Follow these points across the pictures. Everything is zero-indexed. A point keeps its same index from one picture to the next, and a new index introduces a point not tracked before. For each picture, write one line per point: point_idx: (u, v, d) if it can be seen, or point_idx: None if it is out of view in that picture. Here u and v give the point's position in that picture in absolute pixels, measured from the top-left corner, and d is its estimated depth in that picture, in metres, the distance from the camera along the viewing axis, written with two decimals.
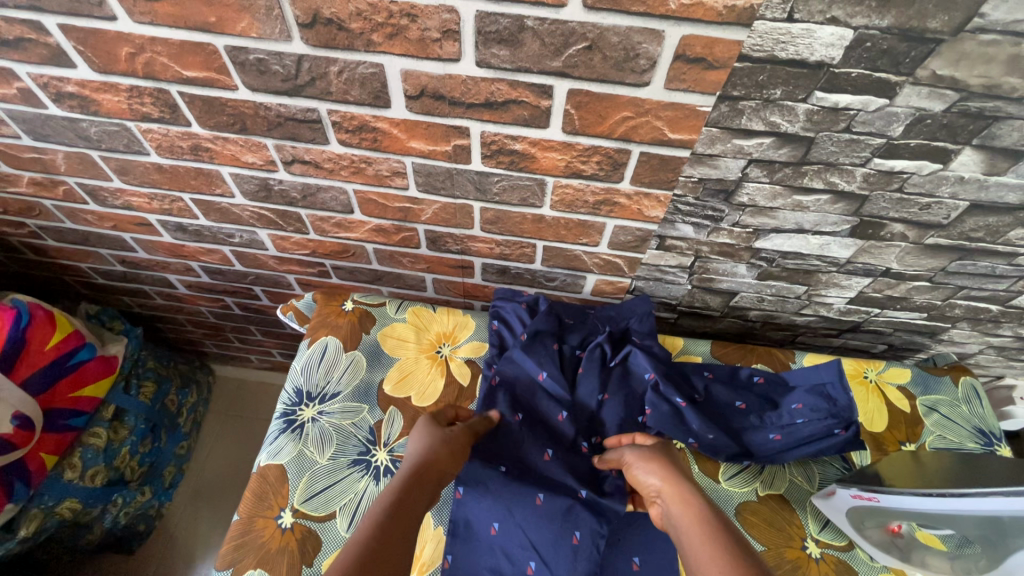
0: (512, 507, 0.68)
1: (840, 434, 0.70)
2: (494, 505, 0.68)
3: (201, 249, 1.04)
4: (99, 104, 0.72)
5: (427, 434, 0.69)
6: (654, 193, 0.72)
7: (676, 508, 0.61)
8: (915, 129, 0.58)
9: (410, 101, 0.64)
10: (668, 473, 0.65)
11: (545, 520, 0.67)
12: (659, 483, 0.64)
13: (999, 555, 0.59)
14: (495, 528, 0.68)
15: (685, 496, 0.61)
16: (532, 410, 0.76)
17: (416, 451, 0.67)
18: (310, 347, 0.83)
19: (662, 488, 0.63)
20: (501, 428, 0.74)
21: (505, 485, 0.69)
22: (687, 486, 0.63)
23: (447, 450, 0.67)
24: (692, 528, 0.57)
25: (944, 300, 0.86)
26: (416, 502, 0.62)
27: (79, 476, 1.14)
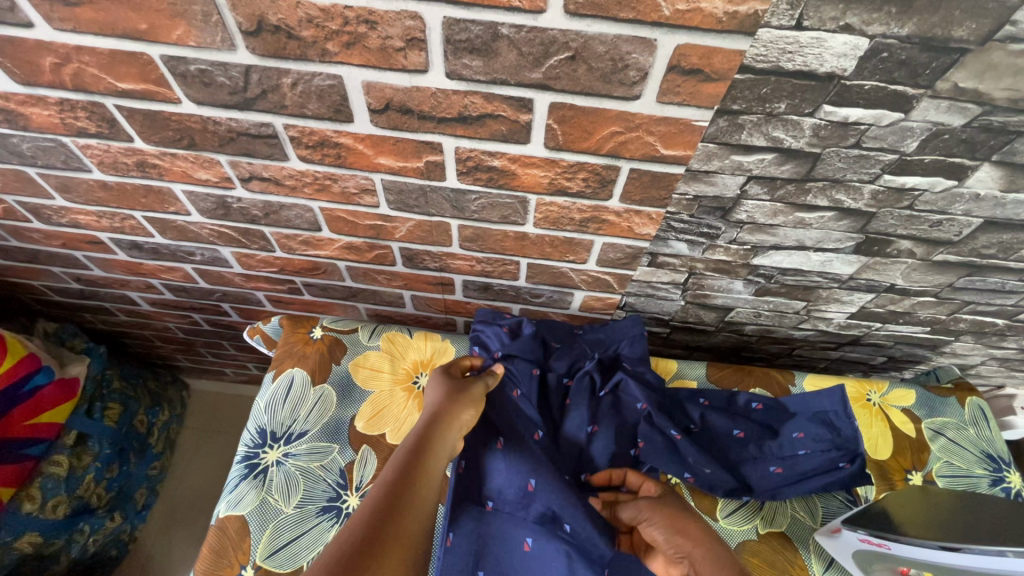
0: (500, 554, 0.63)
1: (845, 468, 0.66)
2: (480, 552, 0.63)
3: (161, 267, 0.97)
4: (28, 119, 0.65)
5: (441, 390, 0.66)
6: (646, 210, 0.67)
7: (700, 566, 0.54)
8: (931, 145, 0.53)
9: (375, 115, 0.58)
10: (690, 529, 0.58)
11: (537, 568, 0.62)
12: (679, 541, 0.57)
13: None
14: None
15: (711, 551, 0.55)
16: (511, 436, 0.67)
17: (430, 404, 0.64)
18: (275, 380, 0.77)
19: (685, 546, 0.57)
20: (479, 462, 0.67)
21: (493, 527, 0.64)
22: (712, 541, 0.56)
23: (463, 398, 0.64)
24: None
25: (949, 315, 0.81)
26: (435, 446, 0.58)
27: (38, 508, 1.07)
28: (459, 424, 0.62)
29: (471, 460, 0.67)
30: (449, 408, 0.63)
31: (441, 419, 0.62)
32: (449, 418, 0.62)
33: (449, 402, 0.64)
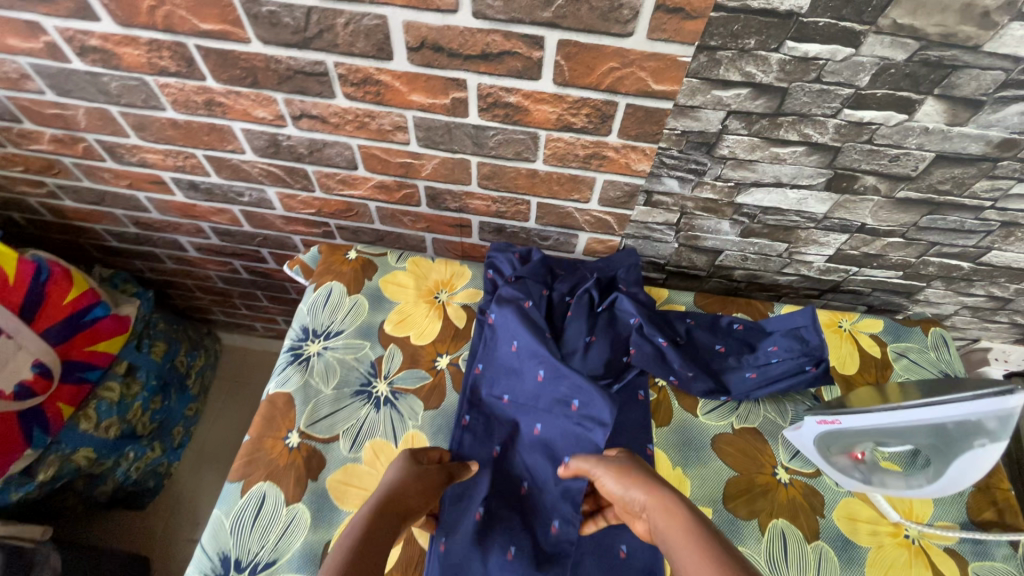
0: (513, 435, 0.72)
1: (811, 371, 0.75)
2: (496, 432, 0.73)
3: (212, 209, 1.09)
4: (120, 58, 0.77)
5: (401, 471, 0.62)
6: (641, 146, 0.77)
7: (661, 521, 0.55)
8: (880, 79, 0.63)
9: (412, 53, 0.69)
10: (644, 481, 0.60)
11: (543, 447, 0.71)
12: (638, 494, 0.59)
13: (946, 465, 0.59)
14: (497, 451, 0.71)
15: (668, 503, 0.56)
16: (522, 333, 0.73)
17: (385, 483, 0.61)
18: (315, 291, 0.83)
19: (642, 500, 0.58)
20: (496, 358, 0.75)
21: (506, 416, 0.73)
22: (667, 492, 0.57)
23: (421, 485, 0.61)
24: (681, 536, 0.52)
25: (918, 258, 0.90)
26: (379, 534, 0.54)
27: (93, 426, 1.20)
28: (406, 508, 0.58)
29: (487, 363, 0.75)
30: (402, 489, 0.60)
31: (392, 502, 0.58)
32: (402, 505, 0.58)
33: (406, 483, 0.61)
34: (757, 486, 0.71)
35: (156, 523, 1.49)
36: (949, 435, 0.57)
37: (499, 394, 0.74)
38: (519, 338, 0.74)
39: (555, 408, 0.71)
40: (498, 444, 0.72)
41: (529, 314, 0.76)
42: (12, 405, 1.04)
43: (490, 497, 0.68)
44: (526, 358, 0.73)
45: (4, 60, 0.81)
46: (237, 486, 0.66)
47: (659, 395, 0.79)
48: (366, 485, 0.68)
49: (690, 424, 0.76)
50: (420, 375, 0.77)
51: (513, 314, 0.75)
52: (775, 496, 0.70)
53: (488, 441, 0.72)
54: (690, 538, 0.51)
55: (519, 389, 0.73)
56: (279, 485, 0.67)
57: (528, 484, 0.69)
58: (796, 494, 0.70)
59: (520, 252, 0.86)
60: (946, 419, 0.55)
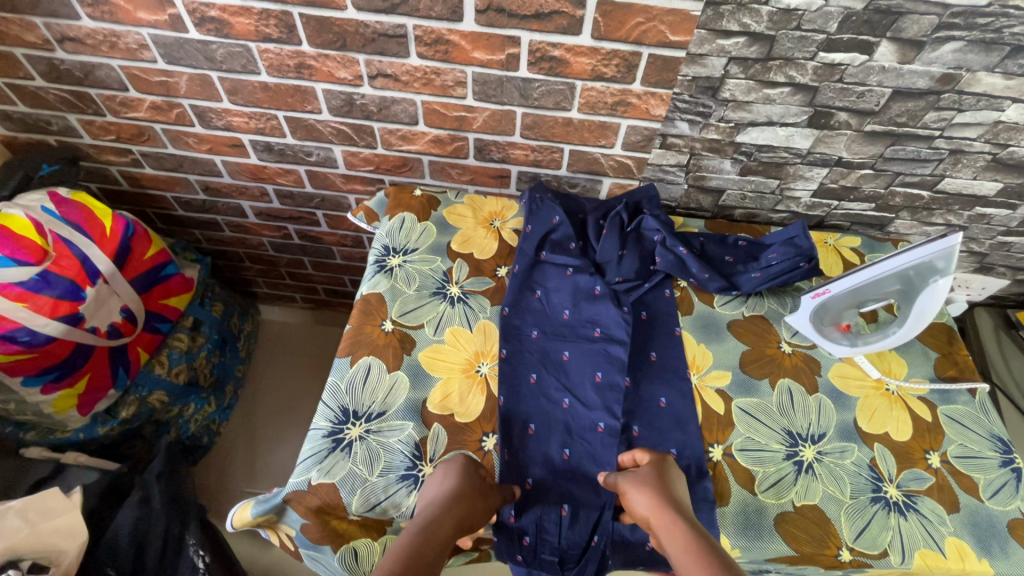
0: (545, 360, 0.83)
1: (805, 267, 0.92)
2: (533, 358, 0.83)
3: (280, 170, 1.25)
4: (232, 27, 0.94)
5: (468, 481, 0.68)
6: (659, 92, 0.95)
7: (668, 541, 0.64)
8: (845, 25, 0.81)
9: (479, 15, 0.87)
10: (659, 500, 0.67)
11: (575, 367, 0.82)
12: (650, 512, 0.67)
13: (911, 302, 0.78)
14: (533, 377, 0.81)
15: (674, 526, 0.64)
16: (548, 285, 0.90)
17: (437, 496, 0.67)
18: (390, 220, 0.99)
19: (652, 516, 0.66)
20: (525, 302, 0.89)
21: (539, 343, 0.84)
22: (676, 515, 0.65)
23: (484, 506, 0.67)
24: (685, 559, 0.61)
25: (886, 189, 1.09)
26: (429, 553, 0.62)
27: (166, 371, 1.33)
28: (457, 523, 0.65)
29: (514, 307, 0.88)
30: (454, 507, 0.66)
31: (444, 522, 0.64)
32: (459, 522, 0.65)
33: (461, 500, 0.66)
34: (765, 356, 0.87)
35: (209, 475, 1.60)
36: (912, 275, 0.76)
37: (528, 330, 0.86)
38: (545, 290, 0.90)
39: (581, 337, 0.85)
40: (535, 370, 0.82)
41: (551, 266, 0.92)
42: (105, 342, 1.17)
43: (532, 414, 0.78)
44: (555, 301, 0.89)
45: (129, 31, 0.97)
46: (346, 360, 0.82)
47: (682, 293, 0.95)
48: (451, 358, 0.83)
49: (709, 313, 0.92)
50: (485, 281, 0.93)
51: (539, 267, 0.92)
52: (780, 362, 0.86)
53: (525, 370, 0.82)
54: (693, 560, 0.60)
55: (546, 322, 0.87)
56: (381, 358, 0.82)
57: (568, 400, 0.80)
58: (797, 361, 0.86)
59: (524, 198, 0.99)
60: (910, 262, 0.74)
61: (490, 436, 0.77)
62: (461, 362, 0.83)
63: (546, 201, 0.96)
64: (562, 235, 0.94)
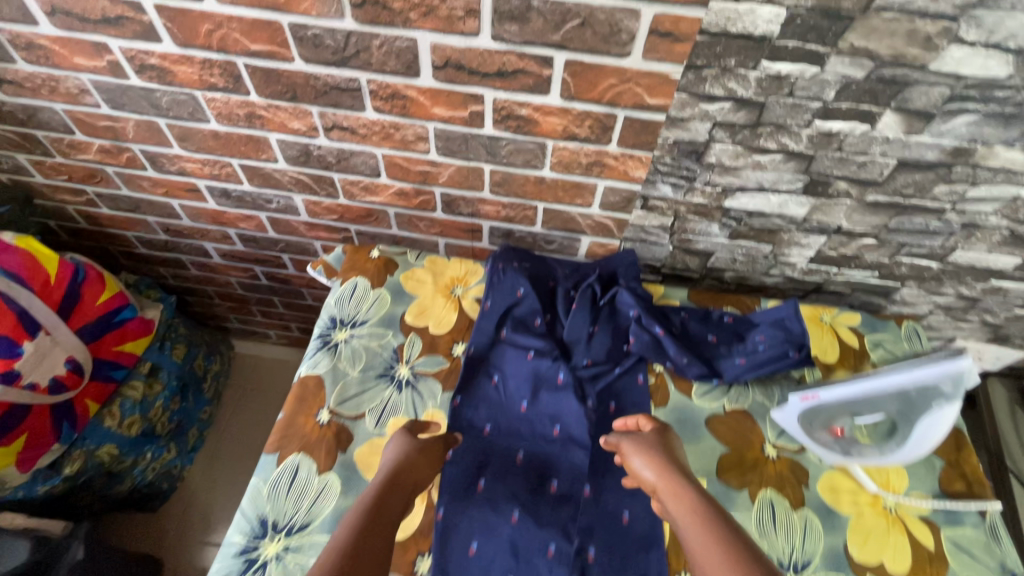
0: (495, 463, 0.74)
1: (794, 356, 0.82)
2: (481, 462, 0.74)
3: (241, 215, 1.18)
4: (175, 75, 0.87)
5: (405, 445, 0.70)
6: (637, 155, 0.86)
7: (672, 502, 0.64)
8: (844, 93, 0.72)
9: (436, 71, 0.78)
10: (661, 463, 0.68)
11: (527, 474, 0.74)
12: (654, 475, 0.68)
13: (914, 419, 0.70)
14: (481, 484, 0.72)
15: (678, 488, 0.64)
16: (506, 369, 0.82)
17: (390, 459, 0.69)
18: (341, 285, 0.91)
19: (656, 480, 0.67)
20: (477, 392, 0.80)
21: (490, 442, 0.76)
22: (678, 478, 0.66)
23: (425, 461, 0.69)
24: (689, 517, 0.61)
25: (890, 258, 0.99)
26: (390, 510, 0.63)
27: (117, 424, 1.25)
28: (411, 484, 0.67)
29: (466, 396, 0.79)
30: (405, 468, 0.67)
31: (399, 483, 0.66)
32: (407, 483, 0.66)
33: (409, 461, 0.68)
34: (747, 462, 0.77)
35: (168, 523, 1.52)
36: (914, 394, 0.67)
37: (481, 424, 0.78)
38: (502, 376, 0.82)
39: (537, 435, 0.77)
40: (483, 476, 0.73)
41: (512, 347, 0.84)
42: (46, 398, 1.10)
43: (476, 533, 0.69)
44: (512, 390, 0.81)
45: (68, 76, 0.90)
46: (273, 457, 0.73)
47: (657, 379, 0.85)
48: None
49: (686, 405, 0.83)
50: (438, 360, 0.84)
51: (498, 348, 0.84)
52: (764, 470, 0.76)
53: (472, 475, 0.73)
54: (695, 522, 0.60)
55: (502, 415, 0.79)
56: (312, 456, 0.73)
57: (517, 515, 0.70)
58: (783, 468, 0.77)
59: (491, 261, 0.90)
60: (911, 382, 0.65)
61: (425, 555, 0.68)
62: None
63: (512, 271, 0.89)
64: (527, 310, 0.87)
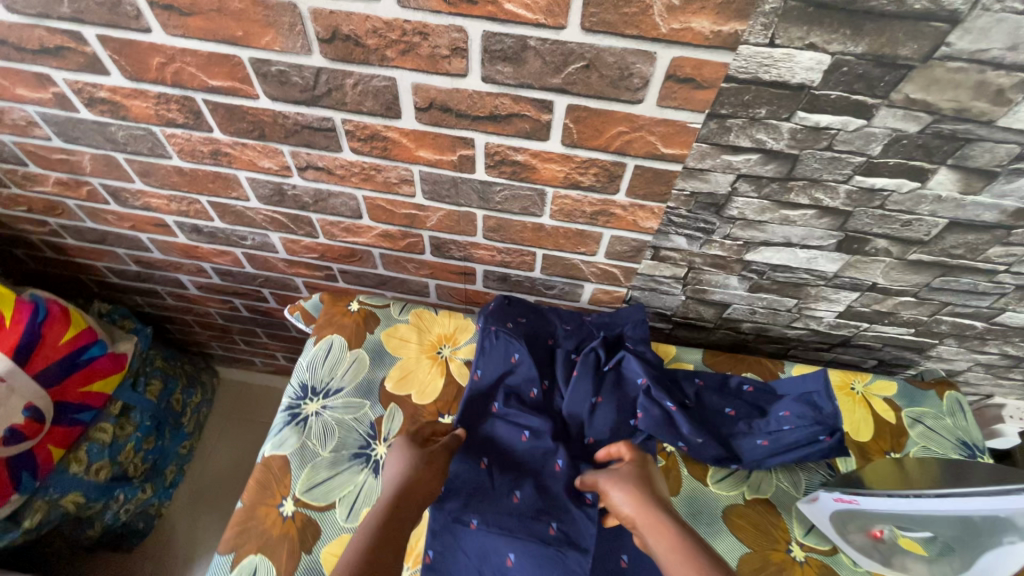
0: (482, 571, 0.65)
1: (824, 441, 0.72)
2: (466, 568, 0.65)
3: (215, 251, 1.08)
4: (128, 110, 0.77)
5: (408, 457, 0.68)
6: (649, 205, 0.76)
7: (654, 540, 0.60)
8: (893, 149, 0.62)
9: (419, 112, 0.68)
10: (642, 500, 0.63)
11: None
12: (634, 511, 0.63)
13: (974, 552, 0.59)
14: None
15: (660, 524, 0.61)
16: (497, 450, 0.73)
17: (398, 471, 0.67)
18: (315, 345, 0.81)
19: (636, 516, 0.63)
20: (461, 476, 0.70)
21: (476, 540, 0.66)
22: (658, 512, 0.62)
23: (430, 470, 0.67)
24: (674, 559, 0.57)
25: (930, 316, 0.88)
26: (403, 528, 0.62)
27: (84, 470, 1.17)
28: (424, 497, 0.65)
29: (450, 484, 0.69)
30: (417, 480, 0.65)
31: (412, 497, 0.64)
32: (414, 498, 0.64)
33: (419, 471, 0.66)
34: (769, 565, 0.68)
35: (144, 564, 1.44)
36: (978, 524, 0.57)
37: (466, 518, 0.67)
38: (492, 457, 0.72)
39: (532, 532, 0.66)
40: None
41: (505, 422, 0.75)
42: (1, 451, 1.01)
43: None
44: (504, 475, 0.71)
45: (12, 107, 0.81)
46: (228, 558, 0.64)
47: (667, 461, 0.76)
48: None
49: (699, 494, 0.73)
50: None
51: (491, 421, 0.75)
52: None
53: None
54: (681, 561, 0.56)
55: (490, 505, 0.68)
56: (272, 558, 0.64)
57: None
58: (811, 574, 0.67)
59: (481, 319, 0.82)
60: (977, 511, 0.56)
61: None
62: None
63: (507, 331, 0.80)
64: (522, 378, 0.78)
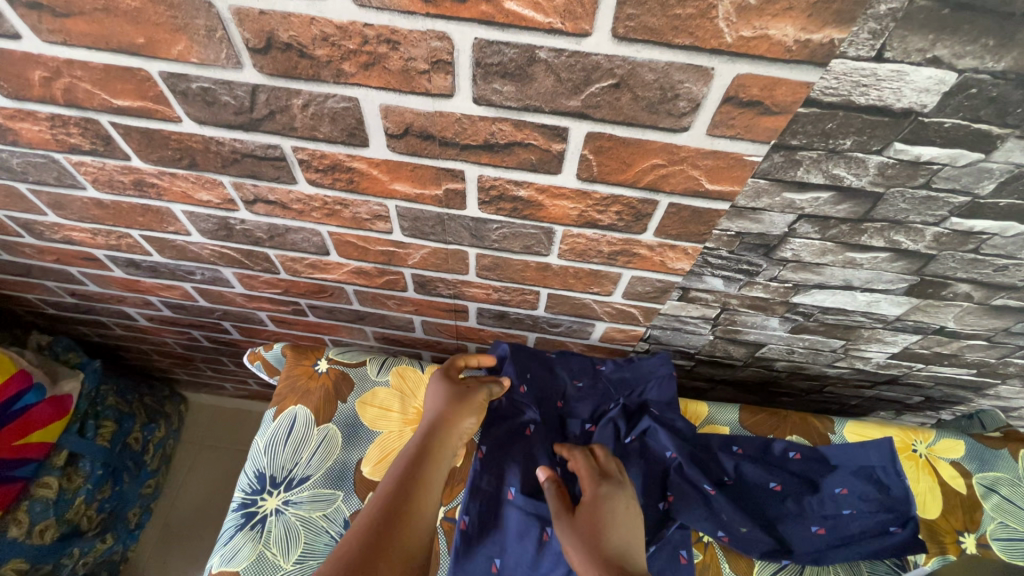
0: None
1: (896, 532, 0.61)
2: None
3: (159, 285, 0.92)
4: (17, 134, 0.60)
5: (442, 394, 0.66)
6: (682, 246, 0.61)
7: None
8: (1009, 187, 0.48)
9: (392, 140, 0.53)
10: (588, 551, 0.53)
11: None
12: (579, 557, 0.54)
13: None
14: None
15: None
16: (507, 549, 0.61)
17: (432, 407, 0.65)
18: (275, 420, 0.67)
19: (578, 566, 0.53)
20: None
21: None
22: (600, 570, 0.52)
23: (464, 403, 0.64)
24: None
25: (998, 359, 0.76)
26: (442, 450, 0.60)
27: (25, 532, 1.02)
28: (460, 433, 0.62)
29: None
30: (453, 413, 0.63)
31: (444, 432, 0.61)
32: (449, 426, 0.62)
33: (453, 407, 0.64)
34: None
35: None
36: None
37: None
38: (506, 559, 0.60)
39: None
40: None
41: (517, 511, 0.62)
42: None
43: None
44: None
45: None
46: None
47: (705, 555, 0.63)
48: None
49: None
50: None
51: (499, 511, 0.62)
52: None
53: None
54: None
55: None
56: None
57: None
58: None
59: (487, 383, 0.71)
60: None
61: None
62: None
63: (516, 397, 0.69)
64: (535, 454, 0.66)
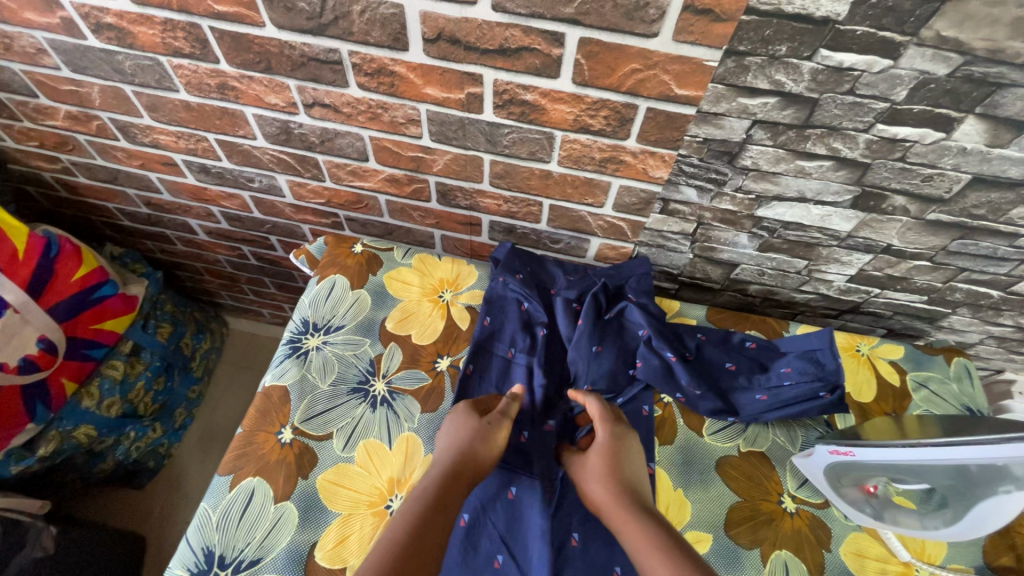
0: (484, 499, 0.66)
1: (825, 397, 0.71)
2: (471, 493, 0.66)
3: (223, 193, 1.08)
4: (135, 37, 0.76)
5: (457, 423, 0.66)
6: (659, 152, 0.74)
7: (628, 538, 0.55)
8: (918, 94, 0.59)
9: (427, 44, 0.67)
10: (612, 488, 0.60)
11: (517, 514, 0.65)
12: (602, 500, 0.60)
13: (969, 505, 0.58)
14: (465, 519, 0.65)
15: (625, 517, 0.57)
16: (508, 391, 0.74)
17: (454, 437, 0.65)
18: (318, 284, 0.82)
19: (605, 507, 0.59)
20: None
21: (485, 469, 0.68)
22: (625, 507, 0.58)
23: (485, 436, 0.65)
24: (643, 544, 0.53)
25: (944, 283, 0.86)
26: (464, 469, 0.61)
27: (95, 404, 1.20)
28: (485, 454, 0.63)
29: None
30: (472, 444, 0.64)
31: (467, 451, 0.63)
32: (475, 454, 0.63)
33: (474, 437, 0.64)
34: (759, 514, 0.68)
35: (155, 500, 1.48)
36: (973, 476, 0.56)
37: None
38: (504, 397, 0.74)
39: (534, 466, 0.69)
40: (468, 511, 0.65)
41: (513, 366, 0.76)
42: (15, 379, 1.04)
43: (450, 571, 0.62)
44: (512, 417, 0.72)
45: (22, 33, 0.81)
46: (227, 479, 0.65)
47: (664, 411, 0.76)
48: (358, 487, 0.66)
49: (693, 444, 0.73)
50: (419, 376, 0.76)
51: (498, 364, 0.76)
52: (780, 526, 0.67)
53: None
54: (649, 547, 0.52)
55: None
56: (270, 480, 0.65)
57: (502, 559, 0.63)
58: (802, 525, 0.67)
59: (493, 282, 0.83)
60: (970, 462, 0.55)
61: (400, 497, 0.65)
62: (370, 493, 0.65)
63: (519, 281, 0.81)
64: (529, 325, 0.79)
